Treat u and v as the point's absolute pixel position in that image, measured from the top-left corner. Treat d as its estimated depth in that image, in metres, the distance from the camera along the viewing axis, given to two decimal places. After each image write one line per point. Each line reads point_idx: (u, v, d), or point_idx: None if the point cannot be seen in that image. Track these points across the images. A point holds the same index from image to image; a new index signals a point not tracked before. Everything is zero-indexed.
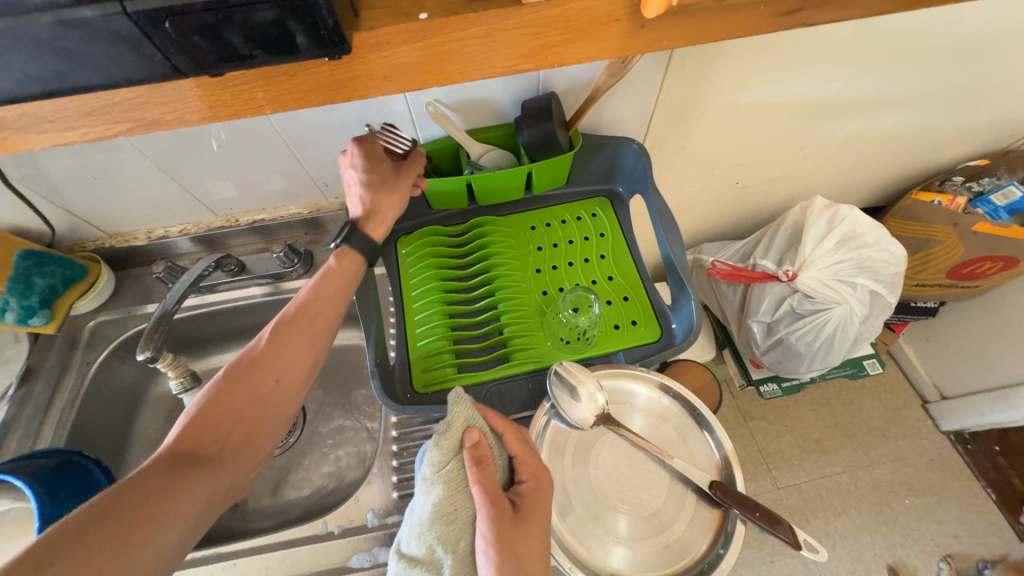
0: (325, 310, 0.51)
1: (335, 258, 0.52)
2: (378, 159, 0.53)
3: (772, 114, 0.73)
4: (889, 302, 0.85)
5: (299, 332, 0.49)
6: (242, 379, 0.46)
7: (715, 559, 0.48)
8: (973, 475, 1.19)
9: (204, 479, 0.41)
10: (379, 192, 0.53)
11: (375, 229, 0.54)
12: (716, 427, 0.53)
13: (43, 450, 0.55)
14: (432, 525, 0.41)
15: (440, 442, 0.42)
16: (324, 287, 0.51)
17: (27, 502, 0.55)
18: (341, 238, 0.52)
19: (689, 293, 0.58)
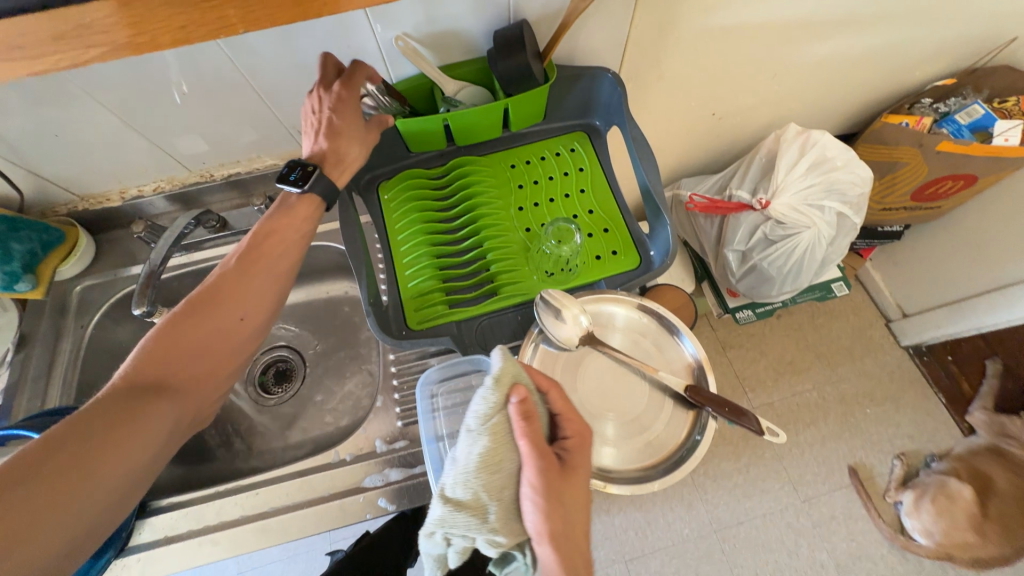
0: (283, 248, 0.55)
1: (304, 200, 0.56)
2: (344, 106, 0.53)
3: (744, 38, 0.72)
4: (855, 223, 0.89)
5: (258, 269, 0.53)
6: (208, 308, 0.50)
7: (692, 446, 0.53)
8: (927, 383, 1.30)
9: (178, 388, 0.47)
10: (339, 139, 0.54)
11: (336, 177, 0.56)
12: (688, 336, 0.57)
13: (56, 408, 0.58)
14: (485, 475, 0.42)
15: (488, 396, 0.43)
16: (277, 227, 0.55)
17: None
18: (305, 182, 0.54)
19: (664, 219, 0.61)
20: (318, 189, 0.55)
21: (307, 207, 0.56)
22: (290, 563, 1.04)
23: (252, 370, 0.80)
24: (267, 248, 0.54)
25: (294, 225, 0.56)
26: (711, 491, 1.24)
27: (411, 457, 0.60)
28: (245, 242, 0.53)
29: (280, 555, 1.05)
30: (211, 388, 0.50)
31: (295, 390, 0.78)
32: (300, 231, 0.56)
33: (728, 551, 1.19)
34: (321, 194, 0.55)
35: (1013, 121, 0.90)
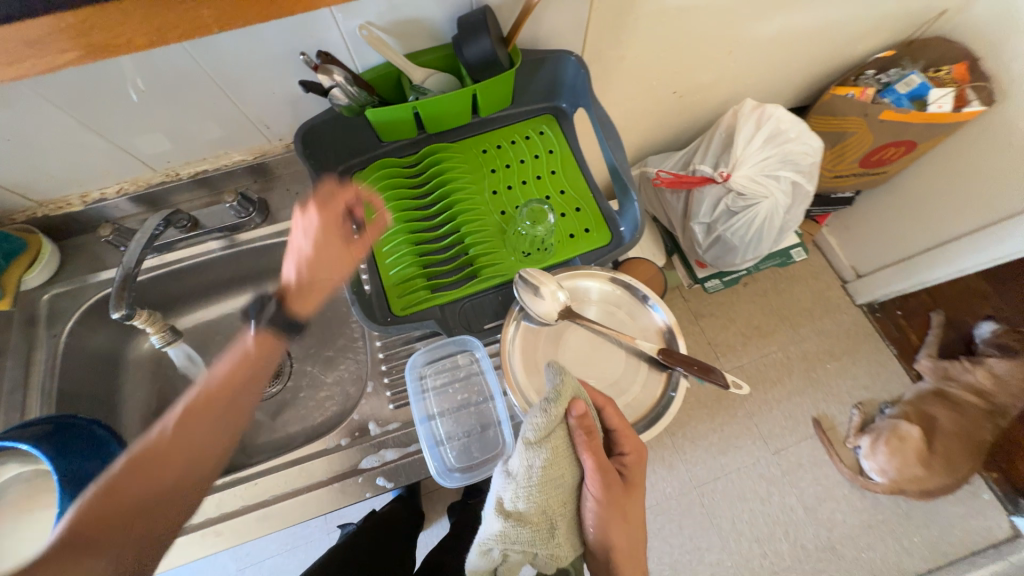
0: (231, 394, 0.55)
1: (253, 340, 0.56)
2: (329, 228, 0.59)
3: (699, 17, 0.75)
4: (809, 190, 0.94)
5: (203, 415, 0.53)
6: (148, 465, 0.49)
7: (667, 402, 0.58)
8: (880, 337, 1.41)
9: (104, 556, 0.44)
10: (315, 261, 0.59)
11: (298, 303, 0.58)
12: (656, 301, 0.61)
13: (38, 418, 0.57)
14: (545, 491, 0.48)
15: (550, 409, 0.48)
16: (237, 365, 0.56)
17: (37, 463, 0.58)
18: (262, 315, 0.57)
19: (632, 196, 0.64)
20: (271, 321, 0.57)
21: (264, 347, 0.57)
22: (289, 556, 1.07)
23: None
24: (211, 400, 0.54)
25: (257, 361, 0.56)
26: (690, 451, 1.32)
27: (405, 437, 0.63)
28: (191, 395, 0.53)
29: (279, 549, 1.08)
30: (150, 552, 0.47)
31: (281, 384, 0.79)
32: (265, 366, 0.57)
33: (707, 505, 1.28)
34: (274, 325, 0.57)
35: (946, 89, 0.98)
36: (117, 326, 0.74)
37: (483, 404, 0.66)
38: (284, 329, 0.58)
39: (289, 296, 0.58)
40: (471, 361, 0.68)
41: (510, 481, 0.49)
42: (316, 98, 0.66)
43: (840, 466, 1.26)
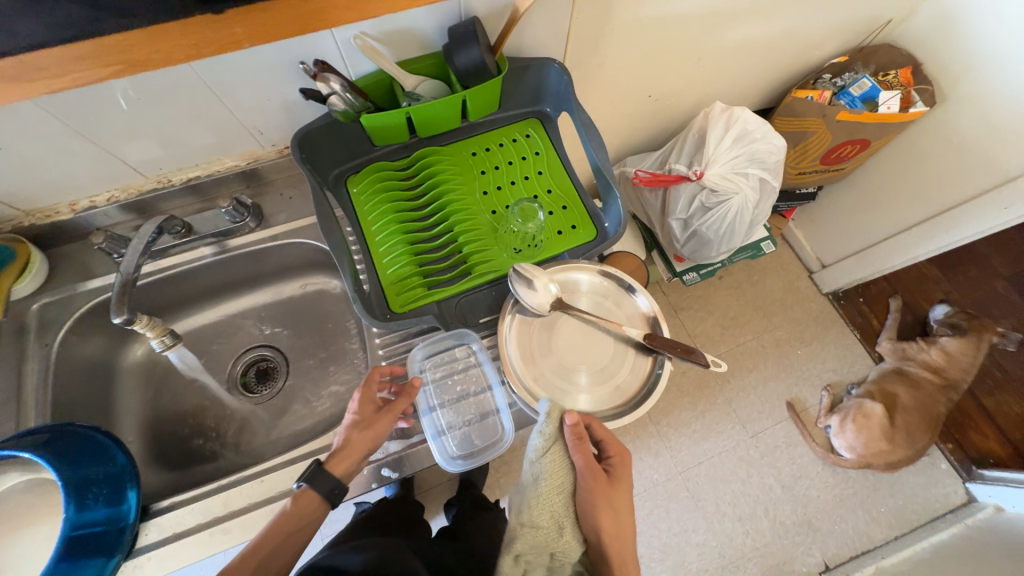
0: (291, 538, 0.55)
1: (298, 497, 0.57)
2: (372, 403, 0.61)
3: (671, 26, 0.81)
4: (775, 186, 1.01)
5: (264, 557, 0.53)
6: None
7: (656, 379, 0.61)
8: (845, 323, 1.51)
9: None
10: (360, 434, 0.59)
11: (340, 472, 0.58)
12: (638, 287, 0.64)
13: (31, 428, 0.56)
14: (550, 499, 0.54)
15: (542, 428, 0.55)
16: (282, 528, 0.55)
17: (39, 472, 0.58)
18: (306, 477, 0.57)
19: (615, 193, 0.68)
20: (319, 488, 0.57)
21: (308, 502, 0.57)
22: None
23: (233, 370, 0.81)
24: (274, 541, 0.54)
25: (301, 519, 0.56)
26: (675, 438, 1.38)
27: (407, 428, 0.65)
28: (262, 531, 0.55)
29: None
30: None
31: (278, 387, 0.80)
32: (308, 524, 0.56)
33: (693, 488, 1.34)
34: (320, 488, 0.57)
35: (893, 92, 1.06)
36: (109, 335, 0.74)
37: (483, 394, 0.69)
38: (329, 494, 0.57)
39: (331, 461, 0.58)
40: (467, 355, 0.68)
41: (522, 495, 0.55)
42: (310, 104, 0.68)
43: (813, 446, 1.34)
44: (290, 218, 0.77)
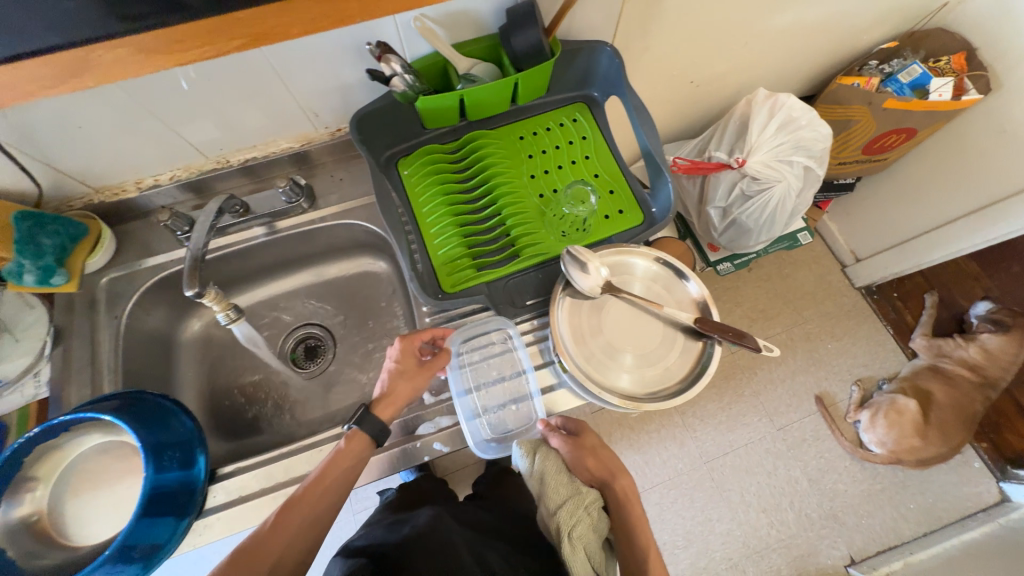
0: (344, 477, 0.59)
1: (346, 439, 0.60)
2: (412, 355, 0.66)
3: (721, 9, 0.79)
4: (819, 174, 0.99)
5: (321, 491, 0.58)
6: (282, 519, 0.55)
7: (706, 361, 0.61)
8: (877, 318, 1.48)
9: None
10: (402, 383, 0.64)
11: (387, 415, 0.63)
12: (690, 274, 0.63)
13: (106, 395, 0.59)
14: (556, 479, 0.63)
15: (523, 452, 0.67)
16: (330, 466, 0.59)
17: (118, 436, 0.62)
18: (354, 420, 0.61)
19: (665, 177, 0.69)
20: (367, 431, 0.61)
21: (354, 444, 0.60)
22: None
23: (283, 346, 0.84)
24: (330, 480, 0.58)
25: (348, 460, 0.60)
26: (700, 429, 1.39)
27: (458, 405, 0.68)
28: (318, 467, 0.59)
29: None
30: None
31: (326, 364, 0.82)
32: (354, 465, 0.60)
33: (717, 478, 1.35)
34: (366, 432, 0.61)
35: (946, 79, 1.02)
36: (170, 309, 0.77)
37: (517, 378, 0.69)
38: (377, 437, 0.61)
39: (377, 407, 0.63)
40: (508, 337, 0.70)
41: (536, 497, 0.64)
42: (365, 85, 0.69)
43: (842, 440, 1.33)
44: (340, 199, 0.78)
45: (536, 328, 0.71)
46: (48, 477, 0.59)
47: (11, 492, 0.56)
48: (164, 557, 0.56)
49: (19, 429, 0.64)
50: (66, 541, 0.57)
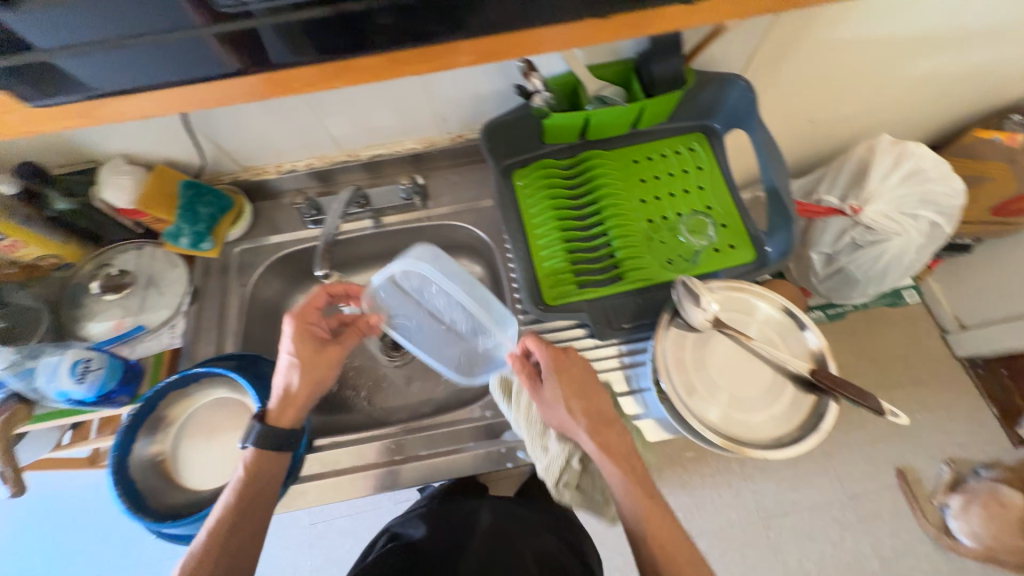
0: (264, 487, 0.58)
1: (244, 464, 0.58)
2: (309, 341, 0.64)
3: (862, 51, 0.76)
4: (946, 232, 0.91)
5: (248, 502, 0.56)
6: (216, 538, 0.54)
7: (819, 417, 0.58)
8: (980, 395, 1.33)
9: None
10: (302, 373, 0.62)
11: (281, 420, 0.61)
12: (807, 321, 0.60)
13: (228, 354, 0.66)
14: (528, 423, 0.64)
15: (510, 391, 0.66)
16: (238, 496, 0.56)
17: (239, 394, 0.67)
18: (246, 438, 0.58)
19: (790, 218, 0.66)
20: (266, 444, 0.59)
21: (261, 462, 0.58)
22: (359, 518, 1.19)
23: None
24: (256, 488, 0.57)
25: (256, 480, 0.58)
26: (760, 482, 1.30)
27: None
28: (235, 479, 0.57)
29: (348, 511, 1.19)
30: None
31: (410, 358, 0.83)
32: (272, 475, 0.59)
33: (774, 538, 1.26)
34: (263, 445, 0.58)
35: None
36: (284, 284, 0.84)
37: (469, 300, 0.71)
38: (277, 447, 0.59)
39: (272, 413, 0.61)
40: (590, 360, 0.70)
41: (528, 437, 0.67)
42: (495, 97, 0.72)
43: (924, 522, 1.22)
44: (451, 201, 0.82)
45: (624, 354, 0.70)
46: (177, 419, 0.65)
47: (152, 428, 0.63)
48: None
49: (153, 373, 0.70)
50: (185, 484, 0.62)
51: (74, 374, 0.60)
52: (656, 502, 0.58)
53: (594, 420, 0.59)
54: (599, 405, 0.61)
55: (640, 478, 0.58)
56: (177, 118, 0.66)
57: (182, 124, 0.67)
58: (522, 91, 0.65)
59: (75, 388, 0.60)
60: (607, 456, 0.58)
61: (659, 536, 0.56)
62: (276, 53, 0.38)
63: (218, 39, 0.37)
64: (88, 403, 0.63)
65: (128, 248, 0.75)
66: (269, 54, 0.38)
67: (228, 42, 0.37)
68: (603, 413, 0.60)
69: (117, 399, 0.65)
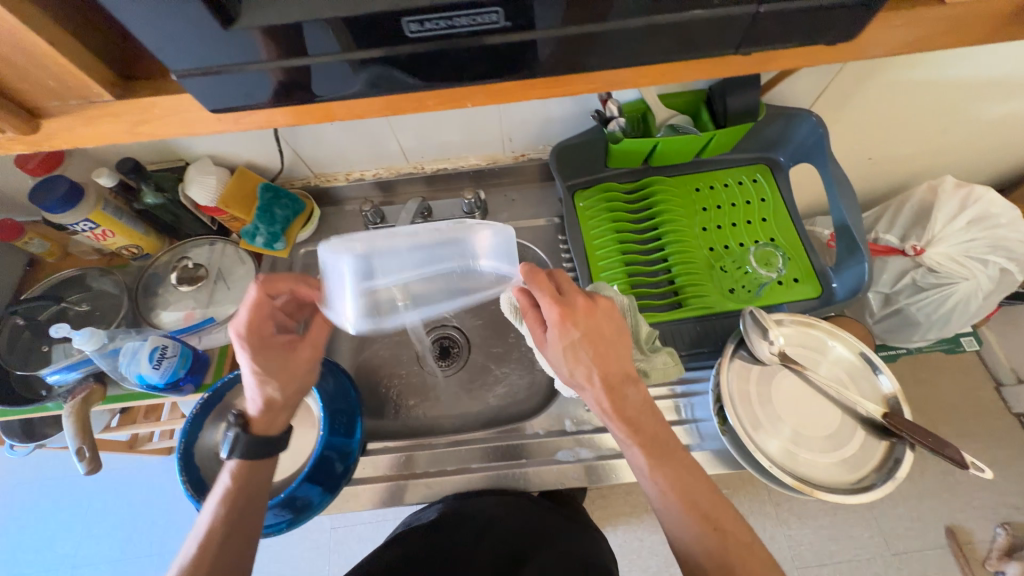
0: (253, 487, 0.55)
1: (229, 473, 0.54)
2: (274, 351, 0.56)
3: (933, 93, 0.76)
4: (1018, 280, 0.88)
5: (241, 501, 0.53)
6: (215, 541, 0.51)
7: (894, 465, 0.55)
8: None
9: None
10: (275, 383, 0.56)
11: (266, 426, 0.57)
12: (881, 364, 0.59)
13: None
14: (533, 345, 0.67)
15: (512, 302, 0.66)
16: (226, 506, 0.52)
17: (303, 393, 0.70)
18: (232, 447, 0.55)
19: (861, 256, 0.65)
20: (258, 449, 0.55)
21: (249, 471, 0.55)
22: (380, 526, 1.18)
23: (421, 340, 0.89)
24: (248, 487, 0.54)
25: (245, 483, 0.54)
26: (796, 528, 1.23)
27: (598, 440, 0.68)
28: (226, 483, 0.54)
29: (370, 519, 1.18)
30: None
31: (457, 368, 0.84)
32: (259, 481, 0.55)
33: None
34: (248, 454, 0.55)
35: None
36: None
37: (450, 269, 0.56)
38: (267, 450, 0.56)
39: (256, 421, 0.57)
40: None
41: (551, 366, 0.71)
42: (564, 120, 0.74)
43: None
44: (509, 217, 0.84)
45: (674, 383, 0.69)
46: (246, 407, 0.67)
47: (219, 418, 0.67)
48: (311, 514, 0.62)
49: (216, 365, 0.72)
50: None
51: (153, 360, 0.63)
52: (676, 457, 0.54)
53: (611, 377, 0.53)
54: (617, 361, 0.53)
55: (657, 437, 0.54)
56: (269, 130, 0.70)
57: (272, 132, 0.71)
58: (599, 117, 0.67)
59: (151, 373, 0.63)
60: (621, 412, 0.53)
61: (679, 494, 0.53)
62: (330, 85, 0.34)
63: (283, 75, 0.32)
64: (159, 389, 0.65)
65: (202, 243, 0.79)
66: (321, 88, 0.34)
67: (287, 76, 0.32)
68: (621, 371, 0.53)
69: (184, 387, 0.68)
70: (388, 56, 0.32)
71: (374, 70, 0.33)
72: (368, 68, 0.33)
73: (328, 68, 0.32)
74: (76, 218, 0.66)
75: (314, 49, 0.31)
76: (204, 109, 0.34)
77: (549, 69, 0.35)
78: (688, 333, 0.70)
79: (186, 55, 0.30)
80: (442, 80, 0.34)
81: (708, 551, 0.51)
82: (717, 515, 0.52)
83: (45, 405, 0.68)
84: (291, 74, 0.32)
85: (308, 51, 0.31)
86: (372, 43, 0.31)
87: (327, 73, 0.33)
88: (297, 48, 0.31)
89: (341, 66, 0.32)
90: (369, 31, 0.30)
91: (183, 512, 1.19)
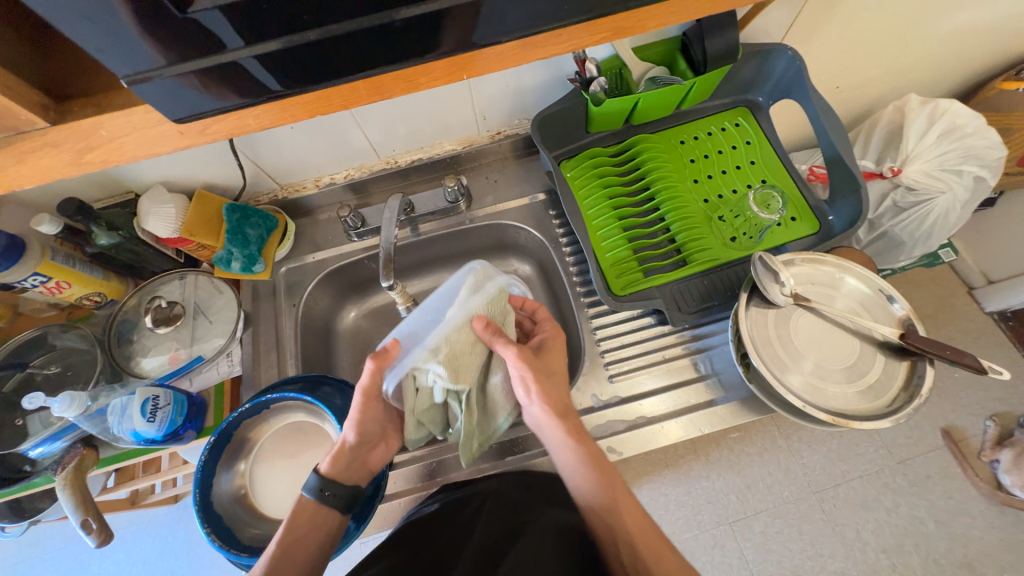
0: (314, 540, 0.53)
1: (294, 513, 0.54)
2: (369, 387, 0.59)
3: (893, 12, 0.73)
4: (990, 185, 0.91)
5: (304, 543, 0.53)
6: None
7: (915, 389, 0.56)
8: (1014, 348, 1.20)
9: None
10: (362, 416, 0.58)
11: (340, 475, 0.57)
12: (893, 292, 0.59)
13: (289, 378, 0.65)
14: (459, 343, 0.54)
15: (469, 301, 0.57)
16: (287, 544, 0.52)
17: (316, 418, 0.67)
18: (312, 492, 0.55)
19: (856, 184, 0.65)
20: (331, 503, 0.55)
21: (309, 512, 0.55)
22: None
23: None
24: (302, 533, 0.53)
25: (300, 528, 0.54)
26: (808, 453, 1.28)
27: (629, 408, 0.66)
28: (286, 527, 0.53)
29: None
30: None
31: None
32: (320, 527, 0.54)
33: (829, 511, 1.09)
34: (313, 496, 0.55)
35: None
36: (331, 300, 0.82)
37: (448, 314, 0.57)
38: (321, 498, 0.55)
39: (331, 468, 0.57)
40: (656, 351, 0.69)
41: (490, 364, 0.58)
42: (538, 89, 0.71)
43: (976, 480, 1.08)
44: (496, 200, 0.81)
45: (689, 341, 0.69)
46: (258, 440, 0.66)
47: (231, 462, 0.63)
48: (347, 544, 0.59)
49: (216, 406, 0.68)
50: (269, 514, 0.63)
51: (146, 413, 0.58)
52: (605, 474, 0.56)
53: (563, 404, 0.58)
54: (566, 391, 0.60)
55: (590, 454, 0.56)
56: (224, 145, 0.64)
57: (228, 146, 0.65)
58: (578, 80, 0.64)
59: (147, 427, 0.58)
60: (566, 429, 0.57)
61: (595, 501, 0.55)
62: (252, 86, 0.31)
63: (203, 77, 0.29)
64: (158, 441, 0.61)
65: (171, 278, 0.72)
66: (239, 87, 0.31)
67: (205, 78, 0.29)
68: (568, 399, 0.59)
69: (185, 434, 0.63)
70: (347, 33, 0.29)
71: (293, 63, 0.30)
72: (287, 60, 0.30)
73: (240, 68, 0.29)
74: (24, 273, 0.59)
75: (232, 43, 0.28)
76: (168, 120, 0.31)
77: (521, 27, 0.32)
78: (703, 296, 0.68)
79: (152, 51, 0.27)
80: (392, 60, 0.32)
81: (640, 551, 0.51)
82: (641, 519, 0.54)
83: (34, 482, 0.62)
84: (206, 77, 0.29)
85: (225, 46, 0.28)
86: (324, 21, 0.28)
87: (245, 73, 0.30)
88: (213, 45, 0.28)
89: (257, 62, 0.29)
90: (274, 15, 0.27)
91: (200, 558, 1.14)
